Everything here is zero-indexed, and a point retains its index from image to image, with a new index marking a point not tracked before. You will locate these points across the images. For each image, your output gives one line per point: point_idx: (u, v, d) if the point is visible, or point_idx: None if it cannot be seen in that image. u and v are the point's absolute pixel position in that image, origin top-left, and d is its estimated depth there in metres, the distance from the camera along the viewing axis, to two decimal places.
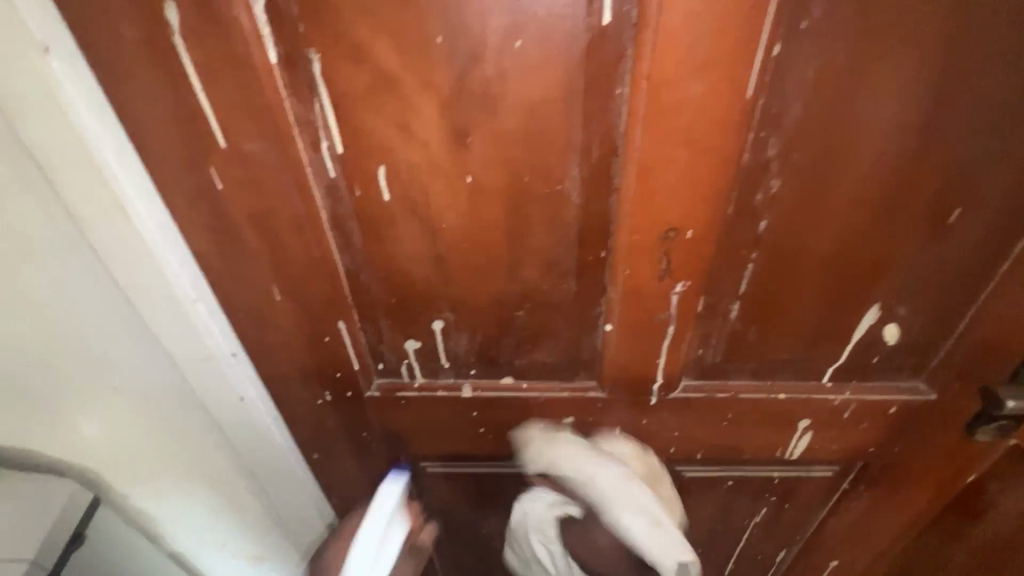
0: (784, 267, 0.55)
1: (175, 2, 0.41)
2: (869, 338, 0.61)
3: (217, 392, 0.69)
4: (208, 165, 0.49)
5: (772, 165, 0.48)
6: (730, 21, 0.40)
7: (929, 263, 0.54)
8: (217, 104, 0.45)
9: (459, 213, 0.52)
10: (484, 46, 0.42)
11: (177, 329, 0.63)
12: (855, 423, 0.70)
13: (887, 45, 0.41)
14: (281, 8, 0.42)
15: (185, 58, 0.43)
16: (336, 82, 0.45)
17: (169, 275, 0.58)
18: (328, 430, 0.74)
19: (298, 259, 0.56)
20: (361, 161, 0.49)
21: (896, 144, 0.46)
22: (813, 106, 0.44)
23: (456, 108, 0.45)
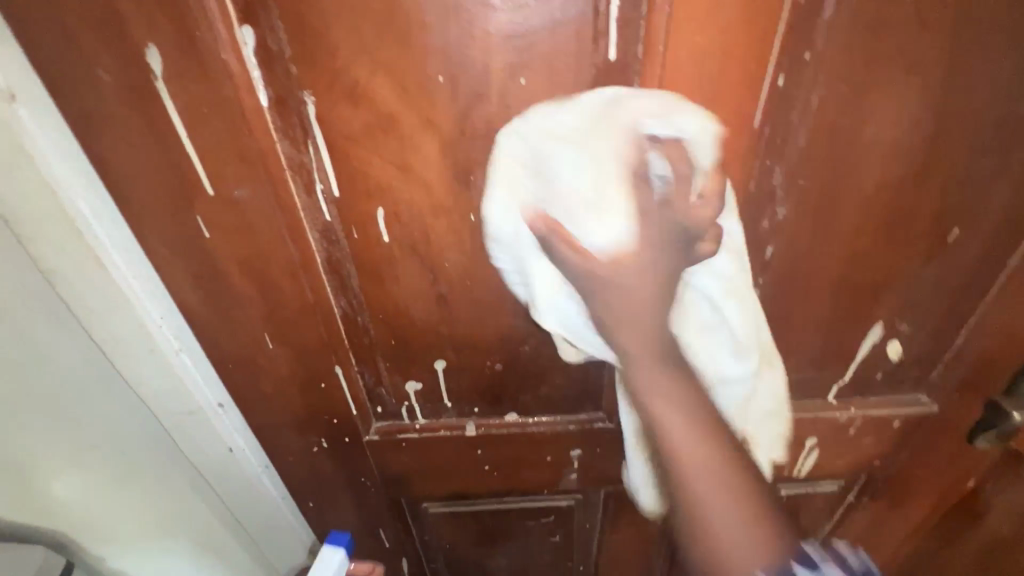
0: (790, 291, 0.55)
1: (156, 47, 0.38)
2: (873, 355, 0.61)
3: (203, 446, 0.65)
4: (193, 213, 0.46)
5: (778, 193, 0.48)
6: (736, 54, 0.39)
7: (930, 280, 0.55)
8: (204, 150, 0.43)
9: (462, 251, 0.50)
10: (487, 84, 0.41)
11: (158, 383, 0.58)
12: (860, 439, 0.70)
13: (888, 74, 0.42)
14: (270, 50, 0.39)
15: (168, 104, 0.41)
16: (331, 124, 0.43)
17: (150, 326, 0.54)
18: (326, 477, 0.71)
19: (292, 306, 0.53)
20: (359, 202, 0.47)
21: (898, 168, 0.47)
22: (818, 134, 0.44)
23: (459, 146, 0.44)
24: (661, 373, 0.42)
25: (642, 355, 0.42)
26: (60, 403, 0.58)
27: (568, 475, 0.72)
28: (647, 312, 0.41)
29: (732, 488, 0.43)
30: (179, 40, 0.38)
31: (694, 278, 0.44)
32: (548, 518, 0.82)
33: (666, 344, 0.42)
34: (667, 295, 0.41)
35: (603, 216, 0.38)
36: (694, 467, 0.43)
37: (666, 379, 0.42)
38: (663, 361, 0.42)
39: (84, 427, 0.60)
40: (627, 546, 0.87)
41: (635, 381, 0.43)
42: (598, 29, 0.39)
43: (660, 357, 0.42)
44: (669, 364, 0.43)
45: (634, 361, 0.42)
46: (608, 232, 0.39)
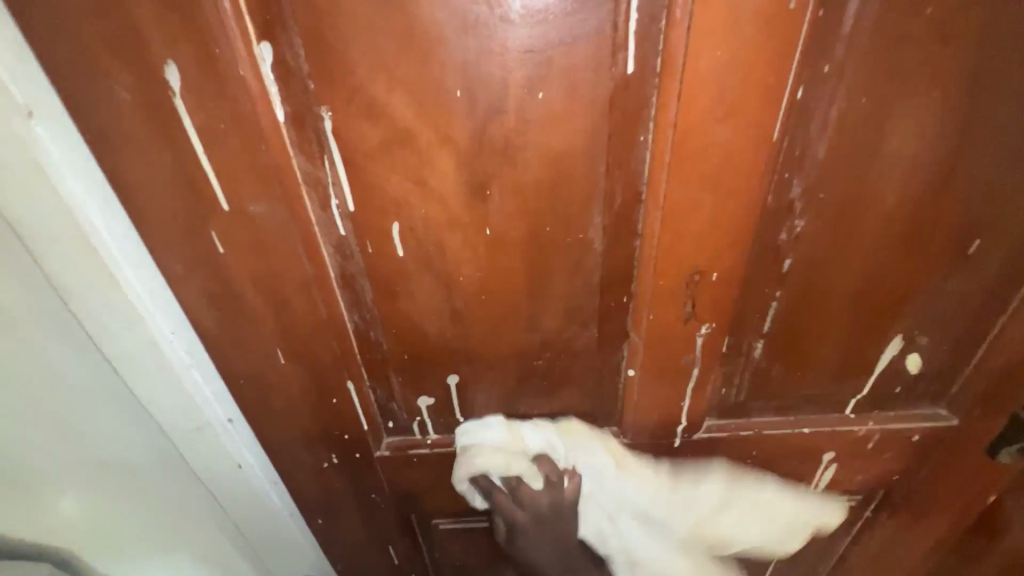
0: (808, 305, 0.54)
1: (175, 63, 0.38)
2: (892, 369, 0.60)
3: (212, 462, 0.64)
4: (208, 229, 0.46)
5: (796, 206, 0.47)
6: (756, 68, 0.39)
7: (950, 292, 0.54)
8: (220, 166, 0.43)
9: (477, 266, 0.50)
10: (505, 99, 0.41)
11: (168, 399, 0.58)
12: (878, 453, 0.69)
13: (908, 86, 0.41)
14: (289, 66, 0.40)
15: (186, 120, 0.40)
16: (348, 140, 0.43)
17: (161, 342, 0.53)
18: (335, 495, 0.69)
19: (305, 321, 0.52)
20: (374, 217, 0.47)
21: (917, 182, 0.46)
22: (836, 147, 0.44)
23: (476, 160, 0.43)
24: (529, 524, 0.60)
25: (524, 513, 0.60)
26: (69, 419, 0.57)
27: None
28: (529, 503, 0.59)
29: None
30: (198, 57, 0.38)
31: (537, 466, 0.59)
32: None
33: (533, 504, 0.59)
34: (524, 500, 0.59)
35: (505, 485, 0.59)
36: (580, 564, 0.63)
37: (542, 549, 0.61)
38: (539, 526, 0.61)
39: (94, 441, 0.59)
40: None
41: (525, 543, 0.61)
42: (617, 43, 0.39)
43: (534, 526, 0.60)
44: (542, 529, 0.61)
45: (523, 536, 0.61)
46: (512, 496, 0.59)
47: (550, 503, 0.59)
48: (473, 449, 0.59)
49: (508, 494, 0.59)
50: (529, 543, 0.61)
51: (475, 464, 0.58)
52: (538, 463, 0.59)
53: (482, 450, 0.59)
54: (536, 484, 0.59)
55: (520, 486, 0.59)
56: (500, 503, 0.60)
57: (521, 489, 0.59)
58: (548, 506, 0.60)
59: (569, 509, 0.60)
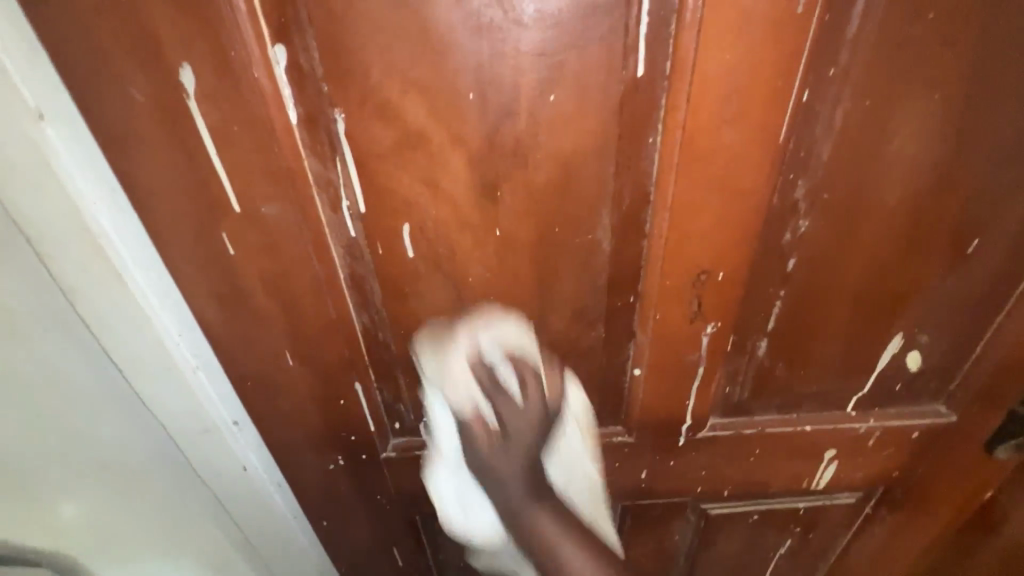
0: (811, 304, 0.55)
1: (189, 66, 0.38)
2: (893, 366, 0.61)
3: (217, 465, 0.63)
4: (219, 230, 0.46)
5: (800, 206, 0.48)
6: (764, 71, 0.40)
7: (950, 291, 0.55)
8: (233, 168, 0.43)
9: (486, 266, 0.50)
10: (517, 101, 0.41)
11: (174, 401, 0.57)
12: (879, 450, 0.70)
13: (910, 89, 0.42)
14: (302, 68, 0.40)
15: (199, 122, 0.41)
16: (361, 142, 0.43)
17: (167, 342, 0.53)
18: (341, 496, 0.69)
19: (315, 322, 0.52)
20: (384, 218, 0.47)
21: (920, 182, 0.47)
22: (841, 149, 0.45)
23: (487, 161, 0.44)
24: (516, 469, 0.49)
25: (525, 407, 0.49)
26: (70, 425, 0.56)
27: None
28: (511, 428, 0.49)
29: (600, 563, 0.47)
30: (213, 59, 0.38)
31: (510, 388, 0.48)
32: None
33: (518, 427, 0.49)
34: (513, 442, 0.49)
35: (487, 411, 0.48)
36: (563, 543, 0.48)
37: (513, 466, 0.49)
38: (517, 463, 0.49)
39: (95, 449, 0.58)
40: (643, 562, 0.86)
41: (497, 468, 0.49)
42: (628, 45, 0.39)
43: (524, 480, 0.49)
44: (519, 467, 0.49)
45: (500, 450, 0.49)
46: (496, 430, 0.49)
47: (532, 423, 0.49)
48: (439, 350, 0.50)
49: (466, 436, 0.50)
50: (498, 481, 0.50)
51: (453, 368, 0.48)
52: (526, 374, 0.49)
53: (473, 368, 0.48)
54: (513, 398, 0.48)
55: (496, 400, 0.48)
56: (467, 426, 0.49)
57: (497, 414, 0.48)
58: (531, 432, 0.49)
59: (561, 438, 0.50)
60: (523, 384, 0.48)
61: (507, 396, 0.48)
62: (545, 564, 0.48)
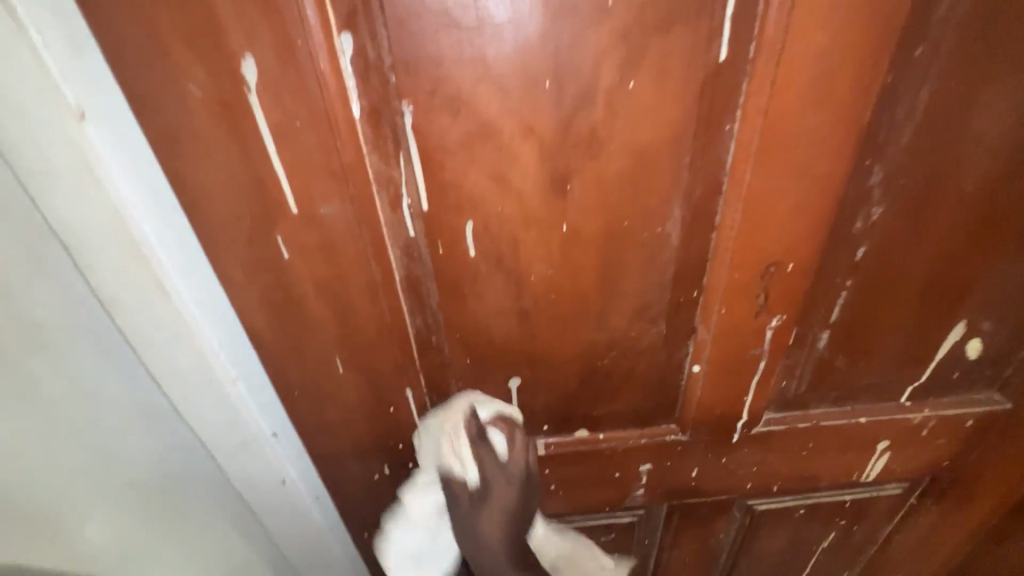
0: (876, 293, 0.54)
1: (252, 57, 0.36)
2: (952, 355, 0.60)
3: (255, 479, 0.59)
4: (274, 232, 0.44)
5: (874, 193, 0.47)
6: (853, 51, 0.38)
7: (1015, 277, 0.54)
8: (291, 166, 0.40)
9: (550, 263, 0.48)
10: (594, 89, 0.39)
11: (213, 416, 0.53)
12: (931, 440, 0.69)
13: (998, 68, 0.41)
14: (369, 57, 0.37)
15: (260, 118, 0.38)
16: (427, 137, 0.41)
17: (210, 355, 0.49)
18: (384, 505, 0.67)
19: (368, 327, 0.50)
20: (447, 216, 0.45)
21: (996, 166, 0.46)
22: (920, 132, 0.44)
23: (558, 154, 0.42)
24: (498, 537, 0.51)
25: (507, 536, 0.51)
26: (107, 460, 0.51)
27: (634, 491, 0.70)
28: (486, 466, 0.49)
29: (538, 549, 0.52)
30: (278, 50, 0.36)
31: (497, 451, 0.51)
32: (608, 537, 0.78)
33: (498, 491, 0.50)
34: (490, 503, 0.50)
35: (472, 472, 0.49)
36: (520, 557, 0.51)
37: (497, 532, 0.51)
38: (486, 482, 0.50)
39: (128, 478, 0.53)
40: (686, 561, 0.84)
41: (483, 528, 0.50)
42: (714, 28, 0.38)
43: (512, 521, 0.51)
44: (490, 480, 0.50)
45: (479, 518, 0.50)
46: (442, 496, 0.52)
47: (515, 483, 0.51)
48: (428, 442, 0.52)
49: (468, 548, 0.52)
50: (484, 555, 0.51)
51: (452, 424, 0.50)
52: (514, 431, 0.52)
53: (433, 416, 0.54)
54: (499, 449, 0.51)
55: (484, 459, 0.49)
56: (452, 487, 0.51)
57: (491, 482, 0.50)
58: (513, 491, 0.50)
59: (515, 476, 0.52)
60: (510, 441, 0.51)
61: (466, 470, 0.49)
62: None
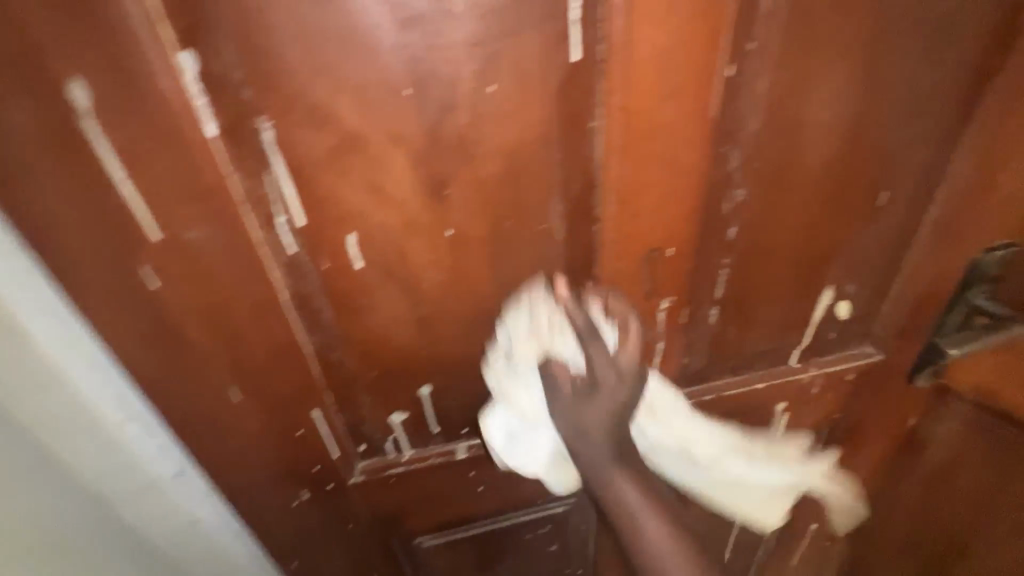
0: (752, 268, 0.58)
1: (81, 80, 0.33)
2: (827, 317, 0.67)
3: (165, 519, 0.59)
4: (139, 262, 0.41)
5: (735, 176, 0.51)
6: (693, 46, 0.41)
7: (866, 241, 0.61)
8: (148, 191, 0.38)
9: (441, 269, 0.49)
10: (456, 94, 0.40)
11: (106, 457, 0.53)
12: (822, 396, 0.75)
13: (821, 57, 0.46)
14: (216, 74, 0.36)
15: (101, 145, 0.36)
16: (294, 152, 0.40)
17: (89, 395, 0.48)
18: (310, 532, 0.64)
19: (260, 351, 0.48)
20: (327, 230, 0.44)
21: (835, 144, 0.52)
22: (766, 118, 0.48)
23: (431, 160, 0.42)
24: (602, 420, 0.53)
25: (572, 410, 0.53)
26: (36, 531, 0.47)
27: None
28: (596, 403, 0.52)
29: (661, 511, 0.55)
30: (109, 69, 0.33)
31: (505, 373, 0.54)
32: (546, 529, 0.80)
33: (609, 387, 0.52)
34: (598, 397, 0.52)
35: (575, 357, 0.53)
36: (653, 552, 0.54)
37: (600, 420, 0.53)
38: (568, 386, 0.53)
39: None
40: None
41: (586, 417, 0.52)
42: (562, 31, 0.39)
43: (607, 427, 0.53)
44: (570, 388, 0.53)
45: (586, 405, 0.52)
46: (583, 388, 0.53)
47: (621, 374, 0.52)
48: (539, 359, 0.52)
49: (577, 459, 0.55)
50: (579, 437, 0.53)
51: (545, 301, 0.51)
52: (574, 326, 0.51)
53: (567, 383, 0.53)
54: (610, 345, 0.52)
55: (592, 342, 0.51)
56: (557, 378, 0.53)
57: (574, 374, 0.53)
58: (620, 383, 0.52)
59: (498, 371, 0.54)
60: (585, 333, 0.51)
61: (561, 375, 0.53)
62: (615, 510, 0.55)
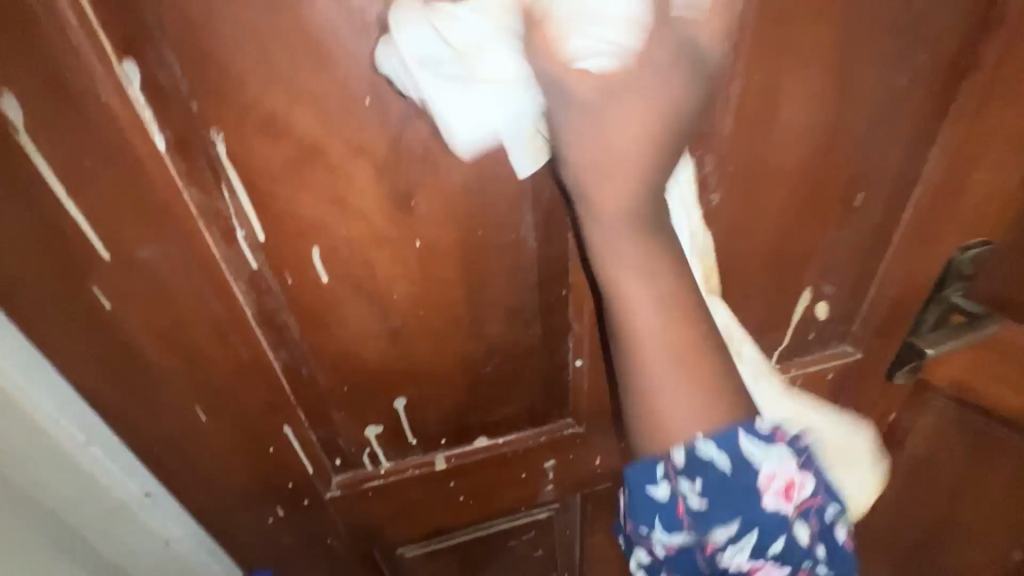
0: (730, 271, 0.58)
1: (14, 95, 0.31)
2: (806, 317, 0.66)
3: (134, 545, 0.56)
4: (88, 283, 0.39)
5: (709, 180, 0.50)
6: None
7: (843, 241, 0.60)
8: (95, 209, 0.36)
9: (411, 280, 0.47)
10: (418, 103, 0.38)
11: (67, 483, 0.50)
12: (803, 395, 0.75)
13: (792, 60, 0.45)
14: (163, 85, 0.34)
15: (41, 162, 0.34)
16: (250, 166, 0.38)
17: (44, 422, 0.46)
18: (285, 549, 0.62)
19: (224, 369, 0.47)
20: (290, 245, 0.43)
21: (808, 146, 0.51)
22: (738, 122, 0.47)
23: (396, 171, 0.41)
24: (625, 189, 0.38)
25: (615, 220, 0.40)
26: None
27: (544, 487, 0.71)
28: (618, 179, 0.38)
29: (652, 247, 0.41)
30: (44, 84, 0.32)
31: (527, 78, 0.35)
32: (530, 535, 0.79)
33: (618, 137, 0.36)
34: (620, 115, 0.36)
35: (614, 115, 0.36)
36: (666, 386, 0.41)
37: (625, 193, 0.38)
38: (629, 181, 0.38)
39: None
40: (608, 542, 0.87)
41: (590, 187, 0.39)
42: None
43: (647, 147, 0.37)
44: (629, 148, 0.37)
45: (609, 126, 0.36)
46: (610, 75, 0.34)
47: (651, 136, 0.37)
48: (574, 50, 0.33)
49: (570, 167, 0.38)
50: (594, 176, 0.38)
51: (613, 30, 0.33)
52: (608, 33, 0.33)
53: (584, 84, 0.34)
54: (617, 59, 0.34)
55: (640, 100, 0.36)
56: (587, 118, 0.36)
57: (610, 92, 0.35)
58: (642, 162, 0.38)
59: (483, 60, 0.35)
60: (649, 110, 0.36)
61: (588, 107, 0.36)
62: (616, 329, 0.42)
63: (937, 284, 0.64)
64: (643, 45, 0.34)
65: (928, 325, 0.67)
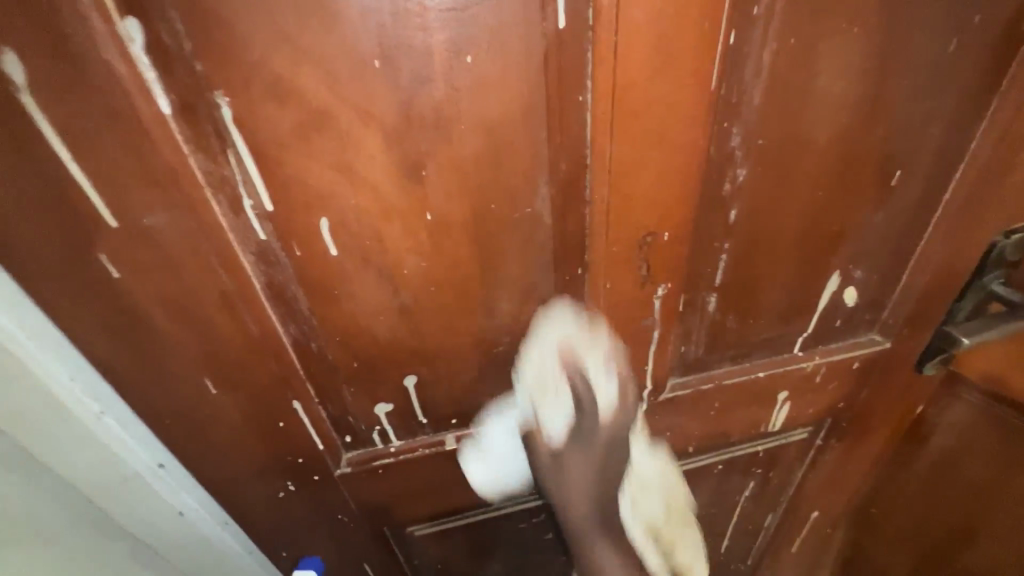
0: (754, 253, 0.55)
1: (13, 51, 0.30)
2: (833, 303, 0.64)
3: (149, 516, 0.56)
4: (95, 250, 0.39)
5: (736, 155, 0.47)
6: (691, 11, 0.38)
7: (876, 223, 0.57)
8: (100, 173, 0.35)
9: (422, 255, 0.46)
10: (430, 66, 0.36)
11: (79, 453, 0.50)
12: (826, 385, 0.72)
13: (831, 24, 0.42)
14: (166, 44, 0.33)
15: (43, 123, 0.33)
16: (256, 131, 0.37)
17: (55, 390, 0.45)
18: (295, 523, 0.63)
19: (233, 342, 0.46)
20: (298, 215, 0.42)
21: (844, 120, 0.48)
22: (770, 91, 0.44)
23: (407, 139, 0.39)
24: (589, 476, 0.54)
25: (593, 526, 0.54)
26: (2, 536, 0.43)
27: None
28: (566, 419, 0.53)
29: (598, 461, 0.54)
30: (42, 40, 0.30)
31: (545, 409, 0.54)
32: (540, 518, 0.78)
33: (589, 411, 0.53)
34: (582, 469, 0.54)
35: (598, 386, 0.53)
36: None
37: (587, 488, 0.54)
38: (598, 481, 0.54)
39: None
40: None
41: (572, 502, 0.54)
42: None
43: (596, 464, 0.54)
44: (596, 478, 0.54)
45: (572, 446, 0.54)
46: (585, 435, 0.54)
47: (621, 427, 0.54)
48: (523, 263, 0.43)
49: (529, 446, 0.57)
50: (568, 504, 0.54)
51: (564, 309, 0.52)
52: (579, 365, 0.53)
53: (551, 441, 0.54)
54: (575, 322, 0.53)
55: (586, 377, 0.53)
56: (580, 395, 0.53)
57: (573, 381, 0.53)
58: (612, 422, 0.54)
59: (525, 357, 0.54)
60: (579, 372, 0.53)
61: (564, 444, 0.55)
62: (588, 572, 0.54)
63: (975, 271, 0.61)
64: (584, 335, 0.53)
65: (964, 314, 0.64)
